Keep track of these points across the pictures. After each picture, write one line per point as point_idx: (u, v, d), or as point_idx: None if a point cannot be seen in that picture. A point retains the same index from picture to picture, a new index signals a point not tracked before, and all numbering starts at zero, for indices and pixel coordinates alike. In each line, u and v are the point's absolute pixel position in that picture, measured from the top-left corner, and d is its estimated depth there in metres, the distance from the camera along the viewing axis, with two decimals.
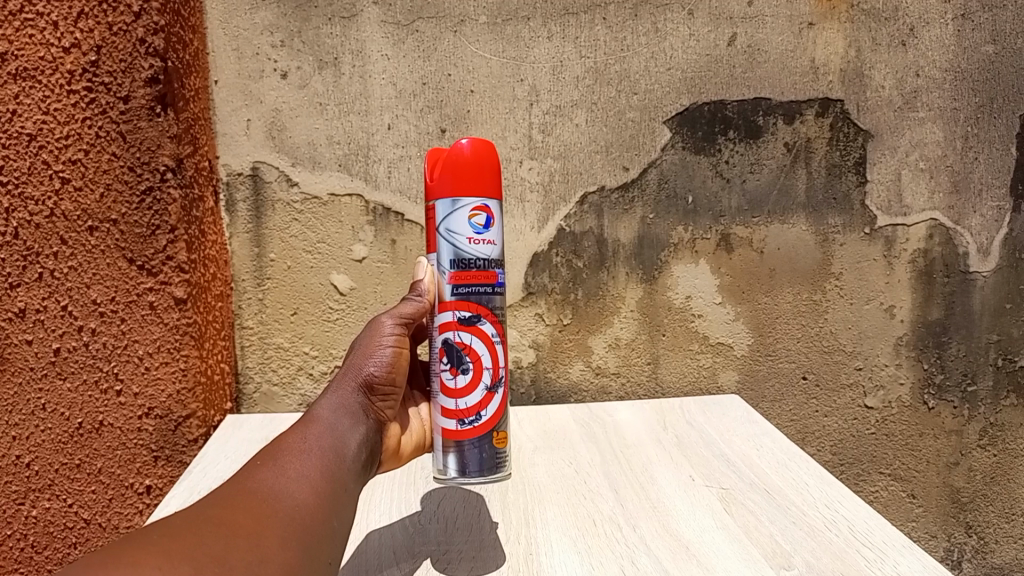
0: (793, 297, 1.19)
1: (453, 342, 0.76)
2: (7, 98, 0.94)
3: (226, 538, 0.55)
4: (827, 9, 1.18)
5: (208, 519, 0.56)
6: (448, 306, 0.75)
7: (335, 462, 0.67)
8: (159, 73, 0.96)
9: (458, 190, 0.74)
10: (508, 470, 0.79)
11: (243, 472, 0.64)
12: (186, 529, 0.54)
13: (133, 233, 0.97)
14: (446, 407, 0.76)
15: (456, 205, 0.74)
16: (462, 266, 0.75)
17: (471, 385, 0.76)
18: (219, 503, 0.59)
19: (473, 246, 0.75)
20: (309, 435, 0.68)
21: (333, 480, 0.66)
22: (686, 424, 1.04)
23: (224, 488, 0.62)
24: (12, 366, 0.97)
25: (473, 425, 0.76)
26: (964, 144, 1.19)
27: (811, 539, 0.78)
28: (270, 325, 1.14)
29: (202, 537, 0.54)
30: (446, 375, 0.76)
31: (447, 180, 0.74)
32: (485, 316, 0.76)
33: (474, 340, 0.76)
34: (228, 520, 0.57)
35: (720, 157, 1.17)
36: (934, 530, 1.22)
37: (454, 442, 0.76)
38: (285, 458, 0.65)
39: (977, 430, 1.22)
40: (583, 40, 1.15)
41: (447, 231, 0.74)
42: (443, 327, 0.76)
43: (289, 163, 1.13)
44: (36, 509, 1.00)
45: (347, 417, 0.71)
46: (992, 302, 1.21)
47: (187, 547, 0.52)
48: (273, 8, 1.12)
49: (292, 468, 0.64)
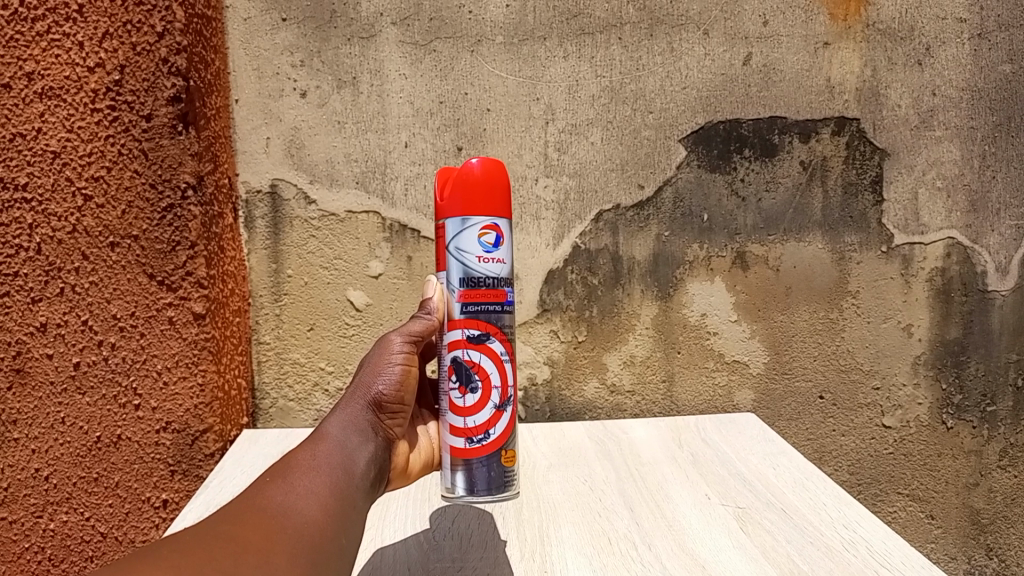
0: (809, 315, 1.19)
1: (462, 360, 0.76)
2: (33, 116, 0.96)
3: (235, 554, 0.56)
4: (842, 28, 1.18)
5: (217, 535, 0.57)
6: (458, 324, 0.76)
7: (344, 479, 0.67)
8: (182, 92, 0.98)
9: (469, 209, 0.74)
10: (516, 489, 0.79)
11: (254, 488, 0.64)
12: (195, 545, 0.55)
13: (153, 249, 0.98)
14: (454, 425, 0.76)
15: (466, 223, 0.74)
16: (472, 284, 0.75)
17: (479, 404, 0.76)
18: (229, 520, 0.59)
19: (483, 265, 0.75)
20: (319, 452, 0.68)
21: (342, 497, 0.66)
22: (700, 441, 1.04)
23: (234, 505, 0.62)
24: (34, 379, 0.98)
25: (481, 443, 0.76)
26: (981, 162, 1.19)
27: (829, 559, 0.77)
28: (287, 341, 1.15)
29: (211, 553, 0.55)
30: (455, 393, 0.76)
31: (457, 199, 0.75)
32: (494, 334, 0.76)
33: (483, 359, 0.76)
34: (236, 536, 0.57)
35: (735, 175, 1.17)
36: (954, 553, 1.20)
37: (462, 461, 0.76)
38: (294, 475, 0.65)
39: (997, 451, 1.21)
40: (599, 60, 1.16)
41: (458, 249, 0.75)
42: (452, 345, 0.76)
43: (307, 181, 1.14)
44: (54, 523, 1.00)
45: (357, 435, 0.71)
46: (1011, 321, 1.20)
47: (197, 562, 0.53)
48: (294, 28, 1.14)
49: (301, 484, 0.65)
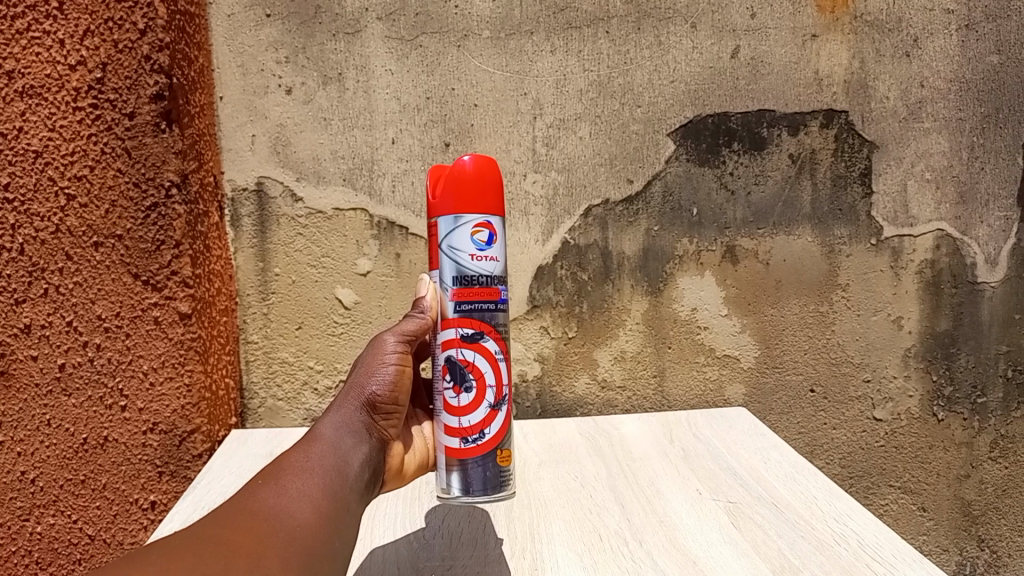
0: (799, 309, 1.19)
1: (456, 359, 0.75)
2: (14, 115, 0.94)
3: (225, 558, 0.54)
4: (830, 20, 1.18)
5: (207, 540, 0.56)
6: (451, 323, 0.75)
7: (338, 481, 0.66)
8: (165, 89, 0.97)
9: (461, 206, 0.74)
10: (511, 489, 0.78)
11: (245, 491, 0.63)
12: (184, 550, 0.54)
13: (137, 249, 0.97)
14: (449, 425, 0.76)
15: (459, 221, 0.74)
16: (465, 283, 0.75)
17: (474, 403, 0.75)
18: (220, 523, 0.58)
19: (476, 263, 0.74)
20: (312, 454, 0.67)
21: (335, 500, 0.65)
22: (692, 436, 1.03)
23: (225, 508, 0.61)
24: (18, 381, 0.97)
25: (476, 443, 0.75)
26: (970, 154, 1.19)
27: (820, 553, 0.77)
28: (275, 340, 1.14)
29: (200, 556, 0.54)
30: (450, 393, 0.76)
31: (449, 197, 0.74)
32: (488, 333, 0.76)
33: (477, 358, 0.75)
34: (227, 540, 0.56)
35: (724, 168, 1.17)
36: (946, 544, 1.20)
37: (457, 461, 0.75)
38: (286, 477, 0.65)
39: (988, 442, 1.21)
40: (586, 54, 1.15)
41: (450, 248, 0.74)
42: (446, 345, 0.76)
43: (293, 178, 1.13)
44: (41, 526, 0.99)
45: (350, 436, 0.70)
46: (1000, 313, 1.20)
47: (185, 565, 0.52)
48: (278, 25, 1.12)
49: (294, 486, 0.64)
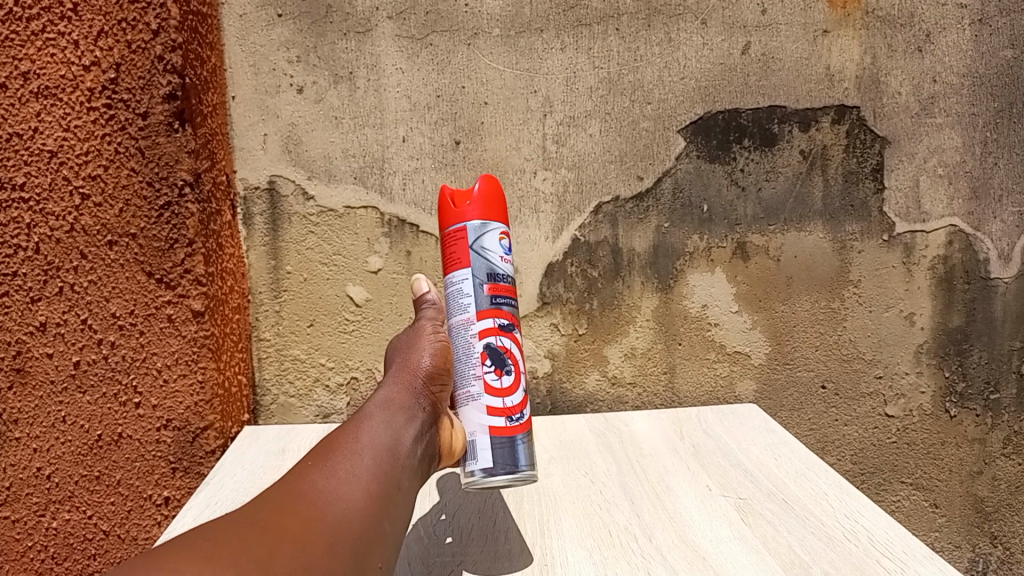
0: (810, 305, 1.18)
1: (496, 345, 0.76)
2: (29, 115, 0.95)
3: (269, 545, 0.55)
4: (841, 16, 1.17)
5: (253, 525, 0.57)
6: (488, 313, 0.76)
7: (388, 462, 0.67)
8: (177, 89, 0.97)
9: (487, 212, 0.77)
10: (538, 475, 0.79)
11: (294, 474, 0.64)
12: (230, 536, 0.55)
13: (151, 247, 0.98)
14: (491, 407, 0.75)
15: (487, 225, 0.77)
16: (497, 279, 0.76)
17: (514, 386, 0.76)
18: (266, 509, 0.59)
19: (506, 263, 0.77)
20: (361, 435, 0.68)
21: (386, 480, 0.66)
22: (702, 433, 1.03)
23: (274, 491, 0.62)
24: (34, 379, 0.98)
25: (519, 423, 0.76)
26: (983, 149, 1.18)
27: (831, 549, 0.77)
28: (288, 337, 1.15)
29: (242, 545, 0.54)
30: (492, 375, 0.75)
31: (476, 203, 0.76)
32: (517, 325, 0.78)
33: (513, 345, 0.77)
34: (273, 526, 0.57)
35: (734, 165, 1.17)
36: (959, 541, 1.20)
37: (502, 441, 0.74)
38: (337, 459, 0.65)
39: (1001, 439, 1.20)
40: (596, 51, 1.15)
41: (483, 246, 0.76)
42: (483, 332, 0.76)
43: (305, 176, 1.14)
44: (57, 521, 1.01)
45: (401, 414, 0.71)
46: (1014, 308, 1.19)
47: (227, 556, 0.52)
48: (290, 24, 1.13)
49: (344, 469, 0.64)
